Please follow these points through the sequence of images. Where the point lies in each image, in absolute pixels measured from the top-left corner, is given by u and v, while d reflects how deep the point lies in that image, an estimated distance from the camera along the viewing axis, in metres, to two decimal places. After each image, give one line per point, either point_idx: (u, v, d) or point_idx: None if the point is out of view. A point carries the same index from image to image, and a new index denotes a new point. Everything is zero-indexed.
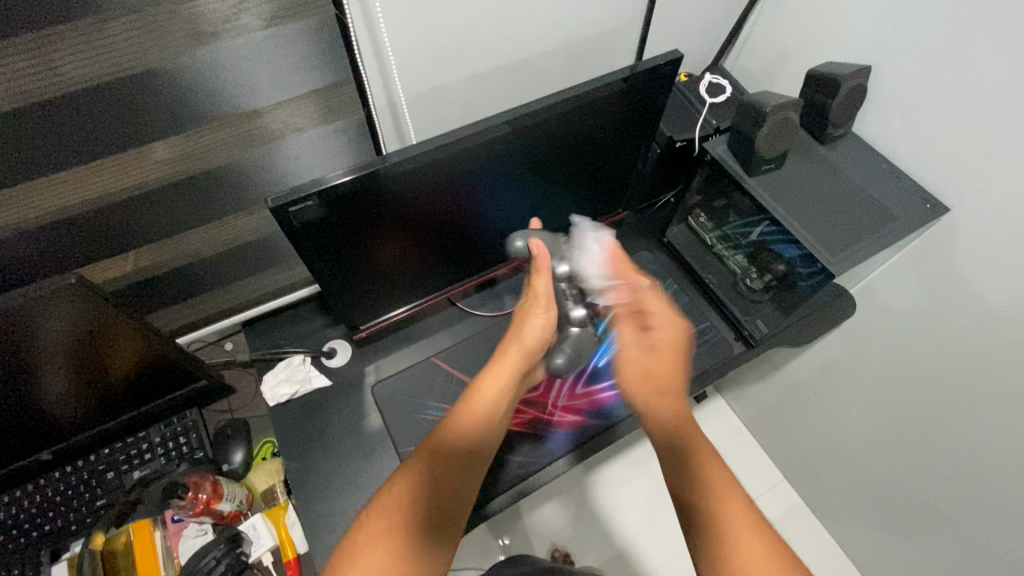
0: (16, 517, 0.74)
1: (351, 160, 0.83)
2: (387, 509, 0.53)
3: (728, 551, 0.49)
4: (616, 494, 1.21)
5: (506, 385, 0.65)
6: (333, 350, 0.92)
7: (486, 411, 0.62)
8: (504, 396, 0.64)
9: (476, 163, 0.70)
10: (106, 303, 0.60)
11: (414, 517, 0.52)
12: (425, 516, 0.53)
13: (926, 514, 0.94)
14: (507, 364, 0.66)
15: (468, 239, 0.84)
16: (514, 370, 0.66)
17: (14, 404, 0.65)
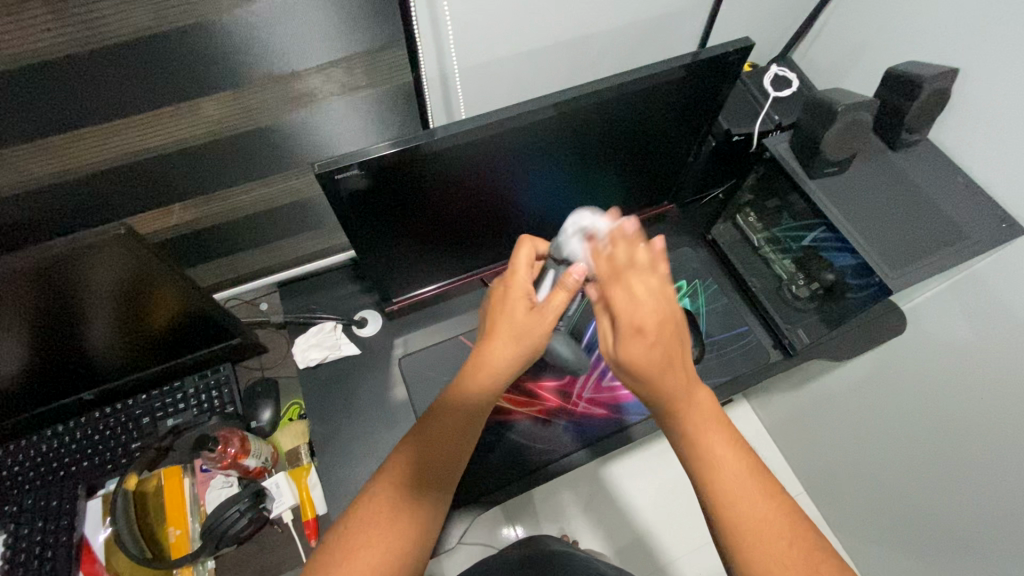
0: (58, 450, 0.78)
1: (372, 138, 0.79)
2: (377, 511, 0.52)
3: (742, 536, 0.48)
4: (632, 486, 1.20)
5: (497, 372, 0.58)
6: (364, 320, 0.93)
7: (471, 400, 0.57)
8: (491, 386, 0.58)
9: (523, 143, 0.68)
10: (153, 255, 0.61)
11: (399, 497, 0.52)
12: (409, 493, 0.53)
13: (944, 551, 0.91)
14: (495, 355, 0.57)
15: (508, 221, 0.82)
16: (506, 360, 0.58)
17: (58, 342, 0.68)
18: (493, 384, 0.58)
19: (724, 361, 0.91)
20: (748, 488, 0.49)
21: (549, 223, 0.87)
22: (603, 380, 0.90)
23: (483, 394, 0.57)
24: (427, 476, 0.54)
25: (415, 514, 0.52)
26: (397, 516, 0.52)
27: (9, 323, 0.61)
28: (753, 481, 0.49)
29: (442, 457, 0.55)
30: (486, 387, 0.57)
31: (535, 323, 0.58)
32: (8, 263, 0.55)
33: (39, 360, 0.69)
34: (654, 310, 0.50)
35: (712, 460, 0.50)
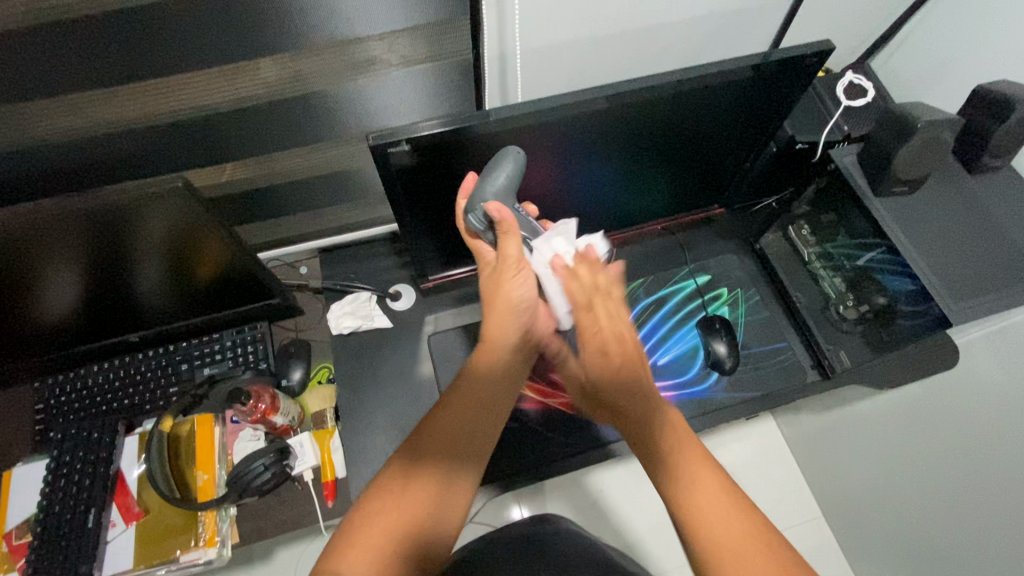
0: (102, 386, 0.82)
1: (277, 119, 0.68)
2: (390, 486, 0.51)
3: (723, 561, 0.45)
4: (623, 490, 1.10)
5: (510, 345, 0.59)
6: (398, 293, 0.94)
7: (494, 375, 0.58)
8: (506, 366, 0.58)
9: (575, 134, 0.67)
10: (207, 209, 0.63)
11: (422, 477, 0.52)
12: (429, 472, 0.52)
13: None
14: (500, 329, 0.59)
15: (551, 210, 0.81)
16: (510, 337, 0.59)
17: (112, 281, 0.71)
18: (509, 358, 0.59)
19: (758, 375, 0.88)
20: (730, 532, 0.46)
21: (592, 215, 0.86)
22: None
23: (503, 368, 0.58)
24: (436, 465, 0.53)
25: (431, 487, 0.52)
26: (414, 493, 0.51)
27: (68, 258, 0.64)
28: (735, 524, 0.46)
29: (462, 437, 0.54)
30: (500, 364, 0.58)
31: (525, 309, 0.59)
32: (73, 200, 0.58)
33: (94, 296, 0.73)
34: (615, 340, 0.55)
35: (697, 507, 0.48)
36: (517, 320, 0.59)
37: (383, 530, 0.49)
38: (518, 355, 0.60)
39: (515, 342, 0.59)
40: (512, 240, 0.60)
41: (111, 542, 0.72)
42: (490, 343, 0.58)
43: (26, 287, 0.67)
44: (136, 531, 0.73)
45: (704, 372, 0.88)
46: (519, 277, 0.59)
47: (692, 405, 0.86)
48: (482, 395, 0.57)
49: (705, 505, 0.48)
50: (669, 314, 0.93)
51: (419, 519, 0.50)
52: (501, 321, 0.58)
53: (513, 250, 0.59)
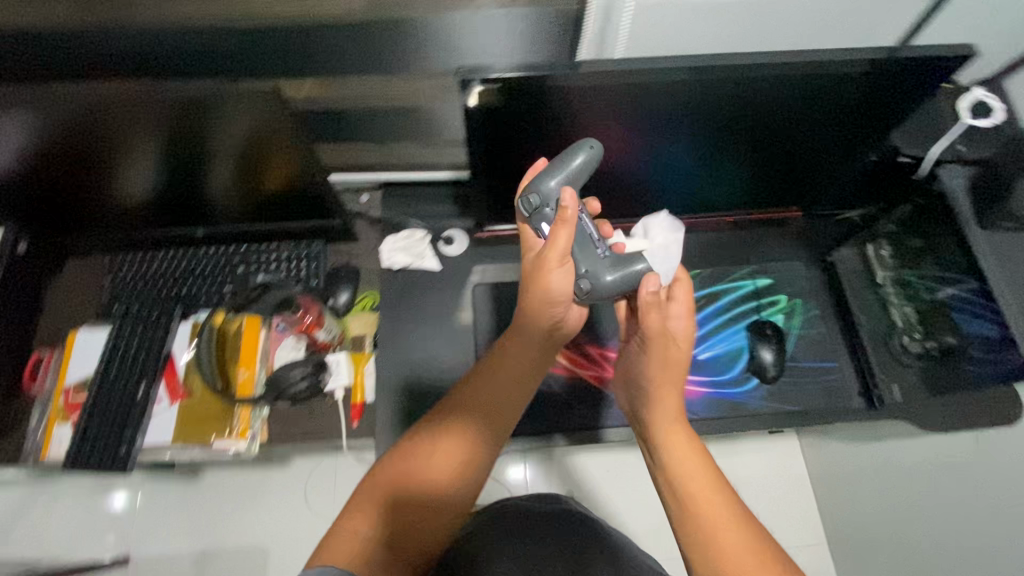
0: (167, 271, 0.86)
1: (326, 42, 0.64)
2: (399, 465, 0.58)
3: None
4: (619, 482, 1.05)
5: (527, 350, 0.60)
6: (451, 238, 0.92)
7: (506, 377, 0.60)
8: (521, 369, 0.61)
9: (659, 102, 0.65)
10: (282, 115, 0.66)
11: (426, 467, 0.57)
12: (433, 462, 0.58)
13: None
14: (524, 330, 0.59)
15: (621, 181, 0.80)
16: (530, 339, 0.60)
17: (188, 173, 0.76)
18: (523, 363, 0.61)
19: (798, 390, 0.85)
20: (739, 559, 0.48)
21: (662, 194, 0.83)
22: None
23: (517, 374, 0.61)
24: (443, 459, 0.58)
25: (433, 479, 0.57)
26: (418, 481, 0.57)
27: (151, 142, 0.69)
28: (744, 549, 0.48)
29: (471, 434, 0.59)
30: (515, 370, 0.61)
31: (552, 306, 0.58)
32: (160, 86, 0.61)
33: (171, 184, 0.78)
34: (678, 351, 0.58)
35: (707, 525, 0.50)
36: (547, 309, 0.58)
37: (384, 506, 0.56)
38: (534, 360, 0.61)
39: (534, 341, 0.60)
40: (565, 232, 0.55)
41: (155, 416, 0.77)
42: (514, 343, 0.60)
43: (115, 163, 0.73)
44: (178, 410, 0.78)
45: (743, 376, 0.85)
46: (559, 273, 0.56)
47: (723, 406, 0.84)
48: (496, 397, 0.60)
49: (715, 526, 0.49)
50: (719, 311, 0.89)
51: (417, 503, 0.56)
52: (534, 304, 0.57)
53: (565, 243, 0.55)
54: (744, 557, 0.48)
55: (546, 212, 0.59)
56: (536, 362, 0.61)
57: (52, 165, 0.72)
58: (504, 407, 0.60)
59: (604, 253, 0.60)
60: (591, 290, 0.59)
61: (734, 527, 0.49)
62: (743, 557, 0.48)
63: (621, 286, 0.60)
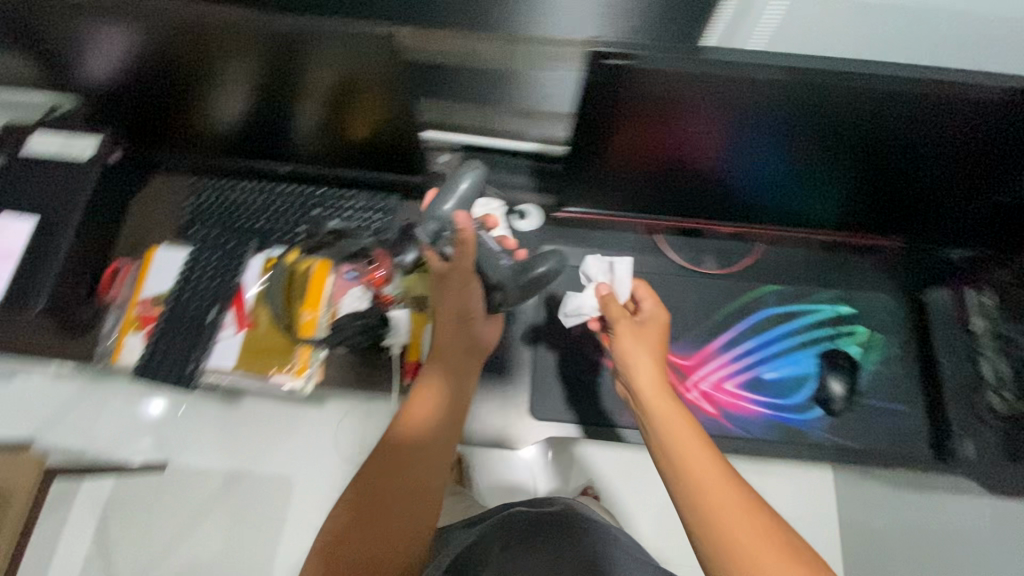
0: (247, 203, 0.87)
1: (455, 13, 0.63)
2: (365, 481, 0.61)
3: (733, 549, 0.47)
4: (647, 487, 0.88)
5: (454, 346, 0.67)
6: (525, 212, 0.92)
7: (444, 373, 0.66)
8: (455, 367, 0.67)
9: (764, 98, 0.63)
10: (389, 55, 0.66)
11: (384, 472, 0.61)
12: (390, 462, 0.62)
13: None
14: (445, 329, 0.67)
15: (711, 182, 0.78)
16: (453, 334, 0.67)
17: (277, 106, 0.76)
18: (451, 359, 0.67)
19: (863, 427, 0.82)
20: (734, 520, 0.48)
21: (752, 199, 0.80)
22: (726, 381, 0.82)
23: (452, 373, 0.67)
24: (399, 461, 0.62)
25: (392, 482, 0.61)
26: (378, 487, 0.60)
27: (248, 70, 0.70)
28: (739, 512, 0.48)
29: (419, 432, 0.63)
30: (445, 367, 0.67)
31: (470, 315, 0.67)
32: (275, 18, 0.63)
33: (259, 116, 0.78)
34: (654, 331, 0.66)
35: (699, 498, 0.50)
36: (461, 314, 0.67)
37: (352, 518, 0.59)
38: (463, 359, 0.68)
39: (461, 341, 0.68)
40: (470, 253, 0.62)
41: (221, 342, 0.79)
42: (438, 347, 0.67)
43: (209, 87, 0.74)
44: (241, 340, 0.79)
45: (808, 403, 0.82)
46: (470, 287, 0.65)
47: (779, 430, 0.81)
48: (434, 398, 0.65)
49: (704, 490, 0.50)
50: (793, 331, 0.85)
51: (384, 511, 0.59)
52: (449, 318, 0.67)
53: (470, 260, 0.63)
54: (738, 520, 0.48)
55: (444, 235, 0.62)
56: (465, 360, 0.68)
57: (152, 82, 0.74)
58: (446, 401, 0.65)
59: (507, 264, 0.69)
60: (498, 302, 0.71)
61: (722, 490, 0.50)
62: (738, 520, 0.48)
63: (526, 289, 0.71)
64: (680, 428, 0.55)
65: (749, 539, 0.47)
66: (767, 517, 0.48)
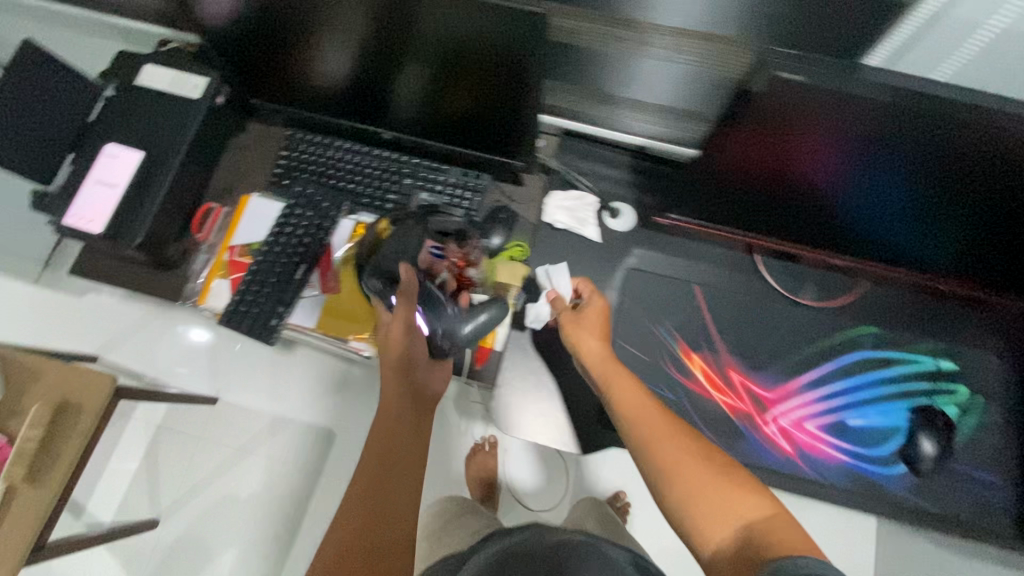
0: (339, 164, 0.86)
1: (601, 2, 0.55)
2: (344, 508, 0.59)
3: (696, 500, 0.52)
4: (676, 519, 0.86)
5: (399, 370, 0.68)
6: (619, 211, 0.86)
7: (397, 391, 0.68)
8: (403, 387, 0.68)
9: (868, 119, 0.51)
10: (501, 31, 0.59)
11: (353, 489, 0.60)
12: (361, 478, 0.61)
13: None
14: (389, 360, 0.69)
15: (820, 206, 0.69)
16: (397, 361, 0.69)
17: (380, 67, 0.72)
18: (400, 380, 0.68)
19: (947, 493, 0.76)
20: (701, 476, 0.53)
21: (866, 233, 0.73)
22: (809, 421, 0.78)
23: (402, 391, 0.68)
24: (368, 477, 0.61)
25: (364, 496, 0.59)
26: (355, 504, 0.59)
27: (353, 23, 0.65)
28: (705, 467, 0.53)
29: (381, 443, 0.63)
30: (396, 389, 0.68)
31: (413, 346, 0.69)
32: None
33: (361, 74, 0.75)
34: (597, 318, 0.74)
35: (670, 465, 0.54)
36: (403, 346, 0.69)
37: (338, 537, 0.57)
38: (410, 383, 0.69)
39: (405, 367, 0.69)
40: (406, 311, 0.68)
41: (304, 299, 0.80)
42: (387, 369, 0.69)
43: (312, 38, 0.70)
44: (325, 301, 0.80)
45: (892, 458, 0.77)
46: (406, 329, 0.69)
47: (860, 481, 0.76)
48: (386, 416, 0.66)
49: (671, 455, 0.55)
50: (887, 380, 0.80)
51: (366, 523, 0.57)
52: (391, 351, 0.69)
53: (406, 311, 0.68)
54: (703, 477, 0.52)
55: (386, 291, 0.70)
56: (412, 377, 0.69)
57: (250, 28, 0.70)
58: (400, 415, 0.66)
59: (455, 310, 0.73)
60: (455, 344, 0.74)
61: (688, 454, 0.55)
62: (703, 474, 0.53)
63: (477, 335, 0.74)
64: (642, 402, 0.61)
65: (713, 489, 0.52)
66: (731, 474, 0.53)
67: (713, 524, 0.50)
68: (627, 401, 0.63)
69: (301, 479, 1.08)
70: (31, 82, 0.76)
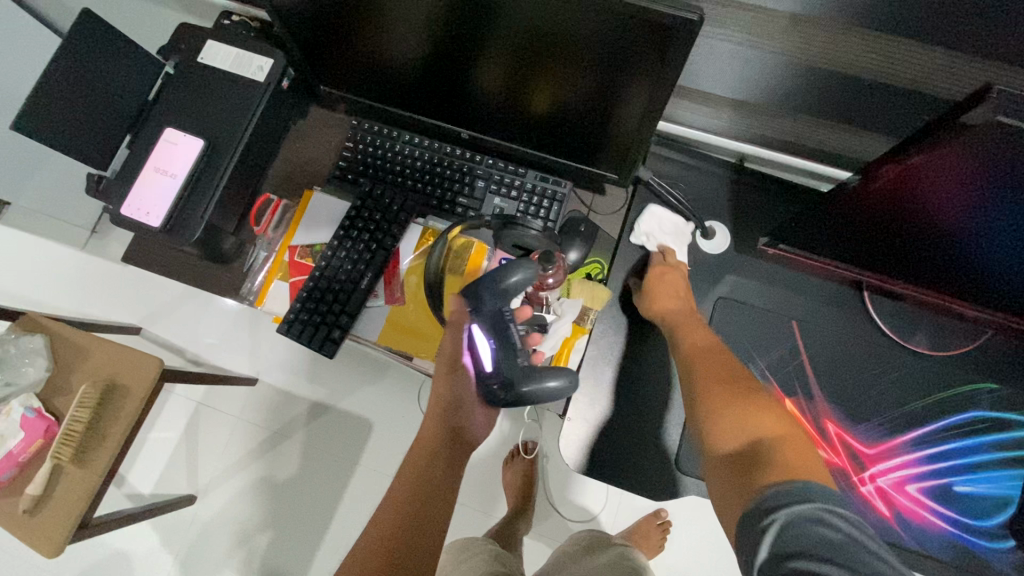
0: (408, 161, 0.79)
1: (760, 2, 0.46)
2: (380, 518, 0.58)
3: (718, 421, 0.55)
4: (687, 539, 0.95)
5: (441, 394, 0.66)
6: (713, 231, 0.78)
7: (435, 415, 0.65)
8: (441, 414, 0.65)
9: (965, 157, 0.42)
10: (611, 19, 0.49)
11: (390, 503, 0.59)
12: (396, 494, 0.59)
13: None
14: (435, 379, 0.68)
15: (949, 250, 0.58)
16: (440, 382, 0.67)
17: (457, 56, 0.63)
18: (438, 406, 0.66)
19: None
20: (730, 408, 0.55)
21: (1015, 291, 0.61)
22: (909, 482, 0.71)
23: (437, 418, 0.65)
24: (402, 494, 0.59)
25: (394, 513, 0.57)
26: (386, 516, 0.57)
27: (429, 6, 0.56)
28: (731, 401, 0.56)
29: (417, 470, 0.61)
30: (436, 417, 0.65)
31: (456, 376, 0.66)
32: None
33: (433, 63, 0.66)
34: (675, 278, 0.74)
35: (709, 395, 0.58)
36: (447, 375, 0.67)
37: (370, 544, 0.56)
38: (454, 413, 0.65)
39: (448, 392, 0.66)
40: (448, 335, 0.67)
41: (369, 309, 0.77)
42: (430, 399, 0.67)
43: (381, 19, 0.61)
44: (388, 313, 0.77)
45: (1001, 531, 0.70)
46: (452, 370, 0.66)
47: (961, 553, 0.69)
48: (426, 443, 0.64)
49: (710, 389, 0.59)
50: (1006, 444, 0.71)
51: (395, 540, 0.55)
52: (438, 375, 0.67)
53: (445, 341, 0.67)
54: (730, 407, 0.55)
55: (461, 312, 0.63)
56: (457, 405, 0.66)
57: (312, 6, 0.62)
58: (441, 441, 0.63)
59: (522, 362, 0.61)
60: (506, 398, 0.61)
61: (725, 391, 0.57)
62: (729, 402, 0.56)
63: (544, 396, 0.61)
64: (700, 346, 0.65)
65: (735, 414, 0.54)
66: (762, 405, 0.55)
67: (726, 444, 0.53)
68: (688, 346, 0.66)
69: (341, 475, 1.06)
70: (87, 49, 0.70)
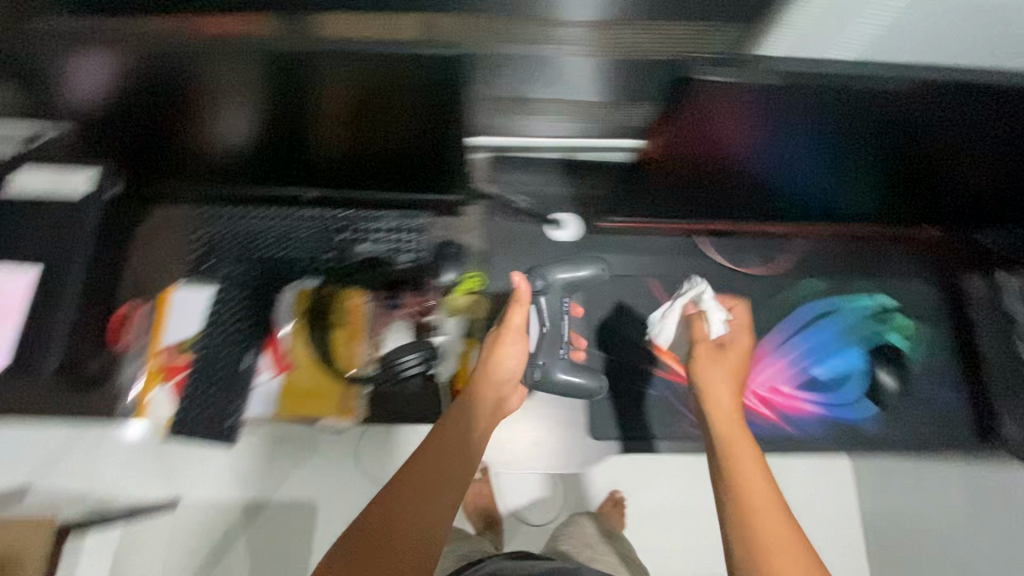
0: (264, 234, 0.81)
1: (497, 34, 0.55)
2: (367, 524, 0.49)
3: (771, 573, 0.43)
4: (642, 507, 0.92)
5: (488, 379, 0.65)
6: (564, 222, 0.87)
7: (475, 403, 0.62)
8: (484, 403, 0.62)
9: (717, 100, 0.60)
10: (393, 71, 0.56)
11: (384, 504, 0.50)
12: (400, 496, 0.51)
13: None
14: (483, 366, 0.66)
15: (744, 181, 0.77)
16: (487, 366, 0.65)
17: (284, 132, 0.68)
18: (484, 397, 0.63)
19: (913, 417, 0.82)
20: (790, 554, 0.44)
21: (793, 195, 0.79)
22: (783, 384, 0.82)
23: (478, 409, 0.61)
24: (402, 495, 0.51)
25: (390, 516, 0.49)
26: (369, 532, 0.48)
27: (240, 97, 0.61)
28: (792, 546, 0.45)
29: (436, 465, 0.54)
30: (478, 407, 0.62)
31: (508, 362, 0.66)
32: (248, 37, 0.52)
33: (262, 141, 0.69)
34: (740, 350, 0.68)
35: (756, 521, 0.46)
36: (493, 369, 0.66)
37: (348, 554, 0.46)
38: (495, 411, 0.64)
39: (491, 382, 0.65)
40: (519, 311, 0.67)
41: (260, 386, 0.78)
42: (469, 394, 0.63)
43: (199, 115, 0.64)
44: (281, 383, 0.79)
45: (860, 399, 0.83)
46: (513, 347, 0.66)
47: (837, 428, 0.81)
48: (449, 438, 0.57)
49: (760, 513, 0.47)
50: (842, 327, 0.85)
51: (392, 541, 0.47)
52: (494, 352, 0.66)
53: (517, 318, 0.67)
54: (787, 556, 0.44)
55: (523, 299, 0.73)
56: (494, 402, 0.64)
57: (125, 115, 0.64)
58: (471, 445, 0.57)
59: (563, 355, 0.73)
60: (542, 380, 0.72)
61: (780, 526, 0.46)
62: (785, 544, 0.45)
63: (565, 387, 0.73)
64: (742, 436, 0.54)
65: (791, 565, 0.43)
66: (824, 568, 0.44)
67: None
68: (730, 432, 0.55)
69: None
70: None
